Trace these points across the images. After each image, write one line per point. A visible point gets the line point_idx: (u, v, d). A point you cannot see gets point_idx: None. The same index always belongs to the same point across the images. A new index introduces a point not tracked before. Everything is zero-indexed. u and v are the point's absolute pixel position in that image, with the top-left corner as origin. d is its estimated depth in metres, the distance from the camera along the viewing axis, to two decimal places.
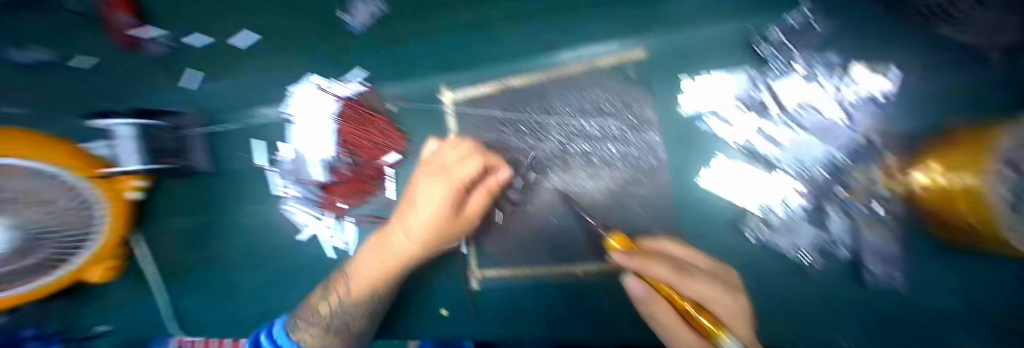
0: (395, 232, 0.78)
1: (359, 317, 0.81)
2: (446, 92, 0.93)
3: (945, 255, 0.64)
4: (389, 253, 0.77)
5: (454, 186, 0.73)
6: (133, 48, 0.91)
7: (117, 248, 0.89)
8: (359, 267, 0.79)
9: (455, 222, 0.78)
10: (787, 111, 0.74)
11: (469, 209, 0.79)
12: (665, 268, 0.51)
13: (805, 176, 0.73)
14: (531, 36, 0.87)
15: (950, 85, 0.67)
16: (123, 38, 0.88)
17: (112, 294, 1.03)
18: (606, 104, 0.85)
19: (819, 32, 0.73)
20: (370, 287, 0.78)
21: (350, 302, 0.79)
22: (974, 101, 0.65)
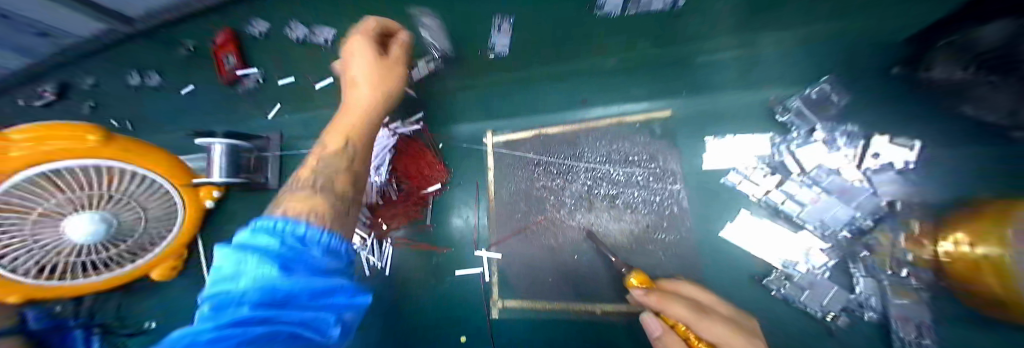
0: (351, 92, 0.85)
1: (344, 167, 0.74)
2: (489, 135, 1.04)
3: (978, 328, 0.64)
4: (355, 106, 0.83)
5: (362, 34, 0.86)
6: (231, 84, 1.16)
7: (183, 249, 1.05)
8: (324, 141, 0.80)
9: (388, 62, 0.86)
10: (807, 174, 0.77)
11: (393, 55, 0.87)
12: (686, 311, 0.59)
13: (829, 237, 0.75)
14: (568, 92, 1.00)
15: (970, 161, 0.72)
16: (227, 79, 1.14)
17: (168, 290, 1.14)
18: (632, 154, 0.93)
19: (836, 104, 0.79)
20: (343, 133, 0.79)
21: (328, 153, 0.76)
22: (993, 178, 0.69)
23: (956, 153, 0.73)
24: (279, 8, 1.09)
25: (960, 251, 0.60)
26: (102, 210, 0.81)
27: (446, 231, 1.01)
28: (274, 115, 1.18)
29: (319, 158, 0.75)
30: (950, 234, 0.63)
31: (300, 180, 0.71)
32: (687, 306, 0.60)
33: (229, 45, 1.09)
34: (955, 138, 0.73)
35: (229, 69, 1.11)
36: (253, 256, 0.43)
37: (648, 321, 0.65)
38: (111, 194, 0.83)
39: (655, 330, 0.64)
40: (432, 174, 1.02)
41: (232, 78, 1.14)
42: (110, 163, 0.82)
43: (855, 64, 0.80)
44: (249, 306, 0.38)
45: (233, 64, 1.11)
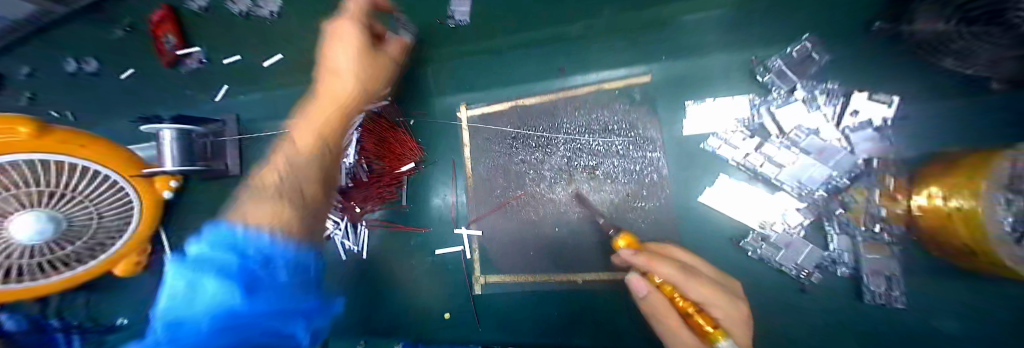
0: (329, 79, 0.79)
1: (318, 177, 0.75)
2: (462, 109, 0.99)
3: (943, 277, 0.66)
4: (331, 96, 0.78)
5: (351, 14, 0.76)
6: (172, 66, 1.07)
7: (143, 243, 0.98)
8: (298, 136, 0.77)
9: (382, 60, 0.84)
10: (786, 134, 0.76)
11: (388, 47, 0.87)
12: (673, 270, 0.59)
13: (806, 197, 0.75)
14: (543, 60, 0.94)
15: (936, 112, 0.72)
16: (167, 59, 1.05)
17: (139, 287, 1.10)
18: (612, 123, 0.90)
19: (818, 60, 0.76)
20: (313, 135, 0.76)
21: (297, 155, 0.74)
22: (951, 130, 0.71)
23: (930, 108, 0.73)
24: None
25: (933, 204, 0.57)
26: (52, 208, 0.73)
27: (423, 210, 0.99)
28: (219, 99, 1.10)
29: (277, 159, 0.75)
30: (925, 189, 0.60)
31: (260, 186, 0.69)
32: (674, 265, 0.60)
33: (167, 22, 1.00)
34: (930, 92, 0.72)
35: (167, 48, 1.03)
36: (210, 279, 0.44)
37: (636, 283, 0.63)
38: (68, 192, 0.76)
39: (643, 291, 0.63)
40: (406, 153, 0.99)
41: (173, 59, 1.05)
42: (67, 160, 0.76)
43: (839, 17, 0.76)
44: (206, 319, 0.41)
45: (172, 43, 1.03)
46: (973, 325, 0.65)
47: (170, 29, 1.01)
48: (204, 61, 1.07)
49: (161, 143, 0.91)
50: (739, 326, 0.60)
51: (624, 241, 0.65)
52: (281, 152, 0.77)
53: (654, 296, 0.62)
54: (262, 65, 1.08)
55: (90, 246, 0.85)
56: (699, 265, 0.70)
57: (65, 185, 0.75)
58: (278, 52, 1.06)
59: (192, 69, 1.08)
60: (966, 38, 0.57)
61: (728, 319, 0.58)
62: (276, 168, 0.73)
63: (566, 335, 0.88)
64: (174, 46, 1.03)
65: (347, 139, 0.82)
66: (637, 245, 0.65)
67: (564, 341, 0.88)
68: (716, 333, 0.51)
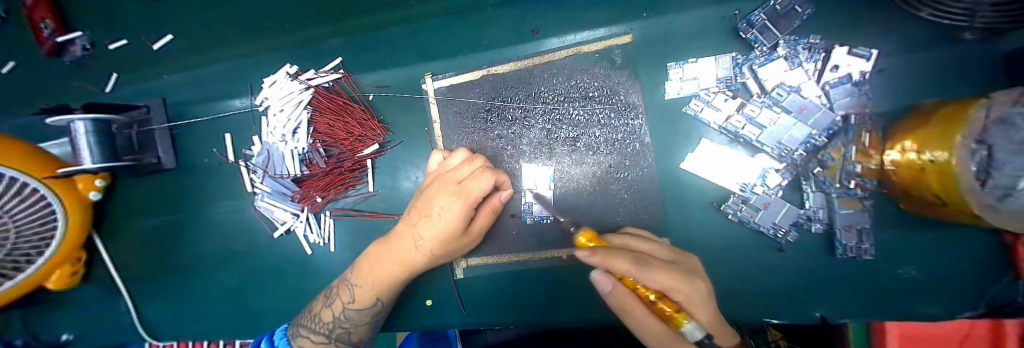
0: (405, 239, 0.74)
1: (366, 321, 0.78)
2: (429, 80, 0.92)
3: (911, 226, 0.69)
4: (389, 279, 0.75)
5: (471, 204, 0.69)
6: (52, 55, 0.86)
7: (73, 252, 0.87)
8: (366, 269, 0.76)
9: (464, 237, 0.76)
10: (768, 94, 0.73)
11: (478, 225, 0.77)
12: (630, 265, 0.49)
13: (785, 157, 0.74)
14: (515, 24, 0.85)
15: (922, 61, 0.71)
16: (46, 48, 0.82)
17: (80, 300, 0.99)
18: (592, 89, 0.84)
19: (800, 13, 0.71)
20: (382, 288, 0.76)
21: (382, 291, 0.76)
22: (932, 83, 0.71)
23: (911, 60, 0.72)
24: None
25: (908, 159, 0.56)
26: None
27: (393, 196, 0.95)
28: (110, 89, 0.98)
29: (352, 282, 0.77)
30: (898, 144, 0.59)
31: (320, 319, 0.76)
32: (628, 257, 0.50)
33: (42, 3, 0.76)
34: (916, 43, 0.71)
35: (43, 36, 0.79)
36: None
37: (600, 278, 0.53)
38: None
39: (608, 287, 0.53)
40: (365, 132, 0.92)
41: (53, 48, 0.83)
42: None
43: None
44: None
45: (51, 30, 0.79)
46: (935, 273, 0.69)
47: (47, 14, 0.77)
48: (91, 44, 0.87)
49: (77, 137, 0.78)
50: (701, 306, 0.52)
51: (585, 238, 0.58)
52: (353, 283, 0.77)
53: (620, 291, 0.53)
54: (152, 49, 0.89)
55: (13, 260, 0.73)
56: (657, 252, 0.64)
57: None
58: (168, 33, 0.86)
59: (79, 56, 0.88)
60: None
61: (695, 304, 0.51)
62: (335, 307, 0.76)
63: (552, 313, 0.87)
64: (53, 33, 0.80)
65: (406, 280, 0.78)
66: (599, 241, 0.57)
67: (549, 319, 0.87)
68: (678, 317, 0.49)
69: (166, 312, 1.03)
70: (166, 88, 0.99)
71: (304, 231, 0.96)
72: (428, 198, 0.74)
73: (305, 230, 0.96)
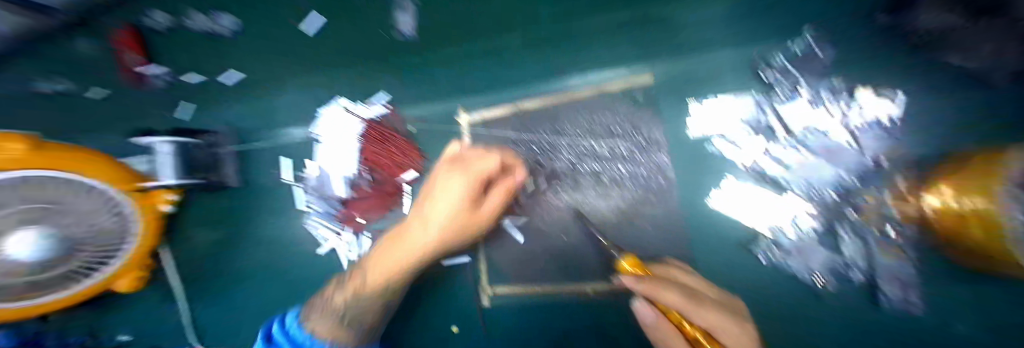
0: (415, 222, 0.81)
1: (375, 306, 0.84)
2: (463, 114, 0.99)
3: (975, 281, 0.63)
4: (396, 265, 0.81)
5: (476, 180, 0.75)
6: (140, 85, 1.14)
7: (145, 259, 1.00)
8: (379, 254, 0.84)
9: (474, 218, 0.79)
10: (794, 135, 0.76)
11: (486, 209, 0.80)
12: (680, 298, 0.52)
13: (815, 198, 0.73)
14: (543, 65, 0.95)
15: (971, 99, 0.67)
16: (129, 77, 1.12)
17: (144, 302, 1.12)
18: (615, 126, 0.89)
19: (823, 59, 0.76)
20: (391, 273, 0.81)
21: (392, 275, 0.82)
22: (996, 119, 0.64)
23: (962, 99, 0.67)
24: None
25: (947, 206, 0.57)
26: (48, 225, 0.78)
27: None
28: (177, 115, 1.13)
29: (365, 267, 0.86)
30: (935, 188, 0.61)
31: (332, 305, 0.84)
32: (680, 291, 0.54)
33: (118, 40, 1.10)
34: (962, 84, 0.67)
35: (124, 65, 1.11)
36: None
37: (642, 306, 0.59)
38: (54, 205, 0.79)
39: (649, 315, 0.58)
40: (406, 160, 1.00)
41: (131, 77, 1.13)
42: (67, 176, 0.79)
43: (842, 6, 0.75)
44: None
45: (132, 61, 1.10)
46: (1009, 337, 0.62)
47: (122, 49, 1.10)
48: (173, 80, 1.14)
49: (160, 157, 0.93)
50: None
51: (629, 264, 0.64)
52: (366, 267, 0.85)
53: (662, 323, 0.56)
54: (223, 83, 1.13)
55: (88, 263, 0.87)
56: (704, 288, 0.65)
57: (43, 199, 0.78)
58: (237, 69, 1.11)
59: (157, 86, 1.14)
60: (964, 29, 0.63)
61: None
62: (348, 290, 0.84)
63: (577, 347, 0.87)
64: (136, 63, 1.10)
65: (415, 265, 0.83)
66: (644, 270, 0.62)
67: None
68: None
69: (212, 321, 1.12)
70: (235, 113, 1.14)
71: (345, 250, 1.03)
72: (431, 187, 0.82)
73: (347, 249, 1.04)
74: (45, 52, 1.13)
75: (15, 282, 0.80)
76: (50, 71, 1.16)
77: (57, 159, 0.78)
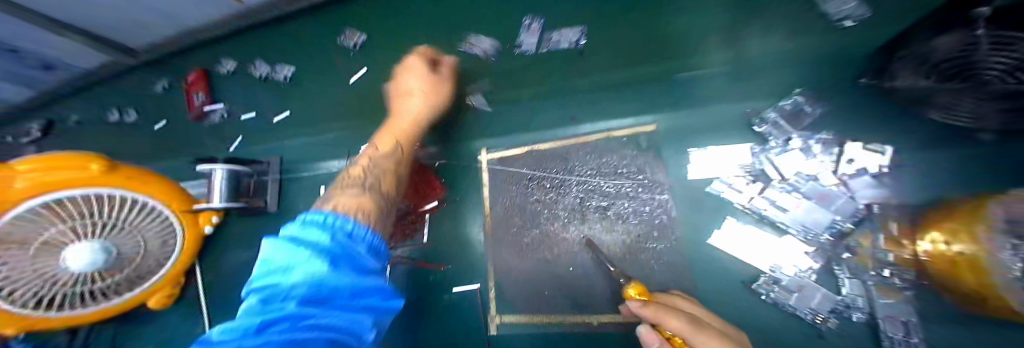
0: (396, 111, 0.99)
1: (391, 169, 0.86)
2: (484, 153, 1.10)
3: (979, 324, 0.65)
4: (403, 126, 0.95)
5: (420, 54, 1.05)
6: (202, 119, 1.39)
7: (179, 276, 1.10)
8: (377, 142, 0.93)
9: (441, 77, 1.02)
10: (788, 181, 0.80)
11: (444, 66, 1.05)
12: (682, 323, 0.56)
13: (814, 241, 0.77)
14: (557, 111, 1.07)
15: (942, 156, 0.77)
16: (197, 114, 1.38)
17: (176, 316, 1.19)
18: (621, 166, 0.97)
19: (809, 113, 0.85)
20: (398, 137, 0.93)
21: (397, 141, 0.92)
22: (961, 177, 0.75)
23: (929, 156, 0.78)
24: (296, 57, 1.31)
25: (938, 251, 0.60)
26: (106, 240, 0.84)
27: (443, 249, 1.06)
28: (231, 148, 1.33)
29: (366, 153, 0.91)
30: (926, 234, 0.64)
31: (353, 176, 0.82)
32: (682, 316, 0.58)
33: (195, 83, 1.38)
34: (931, 142, 0.77)
35: (195, 105, 1.37)
36: (307, 250, 0.48)
37: (646, 333, 0.61)
38: (112, 222, 0.85)
39: (653, 343, 0.60)
40: (427, 191, 1.07)
41: (200, 114, 1.38)
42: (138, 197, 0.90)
43: (824, 74, 0.87)
44: (297, 303, 0.45)
45: (202, 101, 1.36)
46: None
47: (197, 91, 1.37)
48: (225, 115, 1.38)
49: (212, 182, 1.03)
50: None
51: (635, 290, 0.67)
52: (367, 153, 0.91)
53: None
54: (272, 119, 1.33)
55: (134, 277, 0.96)
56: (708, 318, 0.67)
57: (104, 216, 0.84)
58: (286, 109, 1.32)
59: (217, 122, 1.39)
60: (942, 93, 0.65)
61: None
62: (357, 168, 0.86)
63: None
64: (204, 103, 1.36)
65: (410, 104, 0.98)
66: (648, 294, 0.66)
67: None
68: None
69: None
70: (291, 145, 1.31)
71: None
72: (403, 80, 1.03)
73: None
74: (173, 99, 1.46)
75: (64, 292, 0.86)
76: (162, 112, 1.48)
77: (127, 181, 0.89)
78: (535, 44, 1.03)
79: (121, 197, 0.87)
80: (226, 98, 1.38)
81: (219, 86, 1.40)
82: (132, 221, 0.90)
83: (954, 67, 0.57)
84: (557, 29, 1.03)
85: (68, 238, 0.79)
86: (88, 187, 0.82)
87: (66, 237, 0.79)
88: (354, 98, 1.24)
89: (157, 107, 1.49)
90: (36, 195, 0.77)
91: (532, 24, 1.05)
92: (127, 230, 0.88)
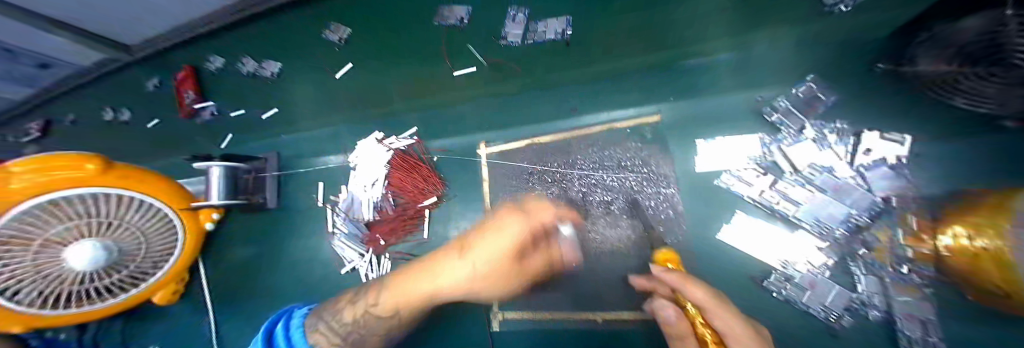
0: (450, 252, 0.82)
1: (377, 333, 0.87)
2: (483, 146, 1.08)
3: (1003, 320, 0.62)
4: (412, 295, 0.83)
5: (518, 239, 0.75)
6: (192, 116, 1.40)
7: (180, 273, 1.09)
8: (393, 285, 0.87)
9: (518, 270, 0.80)
10: (800, 173, 0.77)
11: (529, 262, 0.82)
12: (705, 295, 0.56)
13: (827, 236, 0.74)
14: (557, 103, 1.04)
15: (968, 145, 0.72)
16: (188, 112, 1.39)
17: (179, 313, 1.21)
18: (626, 160, 0.94)
19: (826, 101, 0.81)
20: (404, 300, 0.84)
21: (389, 310, 0.85)
22: (992, 166, 0.70)
23: (953, 144, 0.73)
24: (289, 52, 1.29)
25: (960, 244, 0.57)
26: (106, 238, 0.84)
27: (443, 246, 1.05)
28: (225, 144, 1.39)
29: (382, 289, 0.89)
30: (949, 228, 0.61)
31: (343, 321, 0.87)
32: (705, 288, 0.58)
33: (186, 80, 1.37)
34: (958, 129, 0.72)
35: (186, 103, 1.37)
36: None
37: (664, 303, 0.67)
38: (115, 221, 0.86)
39: (670, 314, 0.66)
40: (428, 187, 1.07)
41: (190, 111, 1.39)
42: (137, 195, 0.88)
43: (839, 59, 0.82)
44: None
45: (192, 99, 1.36)
46: None
47: (187, 88, 1.37)
48: (216, 113, 1.39)
49: (211, 179, 1.02)
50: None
51: (664, 256, 0.72)
52: (381, 289, 0.89)
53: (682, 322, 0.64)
54: (261, 117, 1.35)
55: (134, 274, 0.96)
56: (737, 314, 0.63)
57: (106, 216, 0.84)
58: (276, 107, 1.32)
59: (208, 119, 1.41)
60: (971, 78, 0.59)
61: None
62: (361, 305, 0.88)
63: None
64: (194, 101, 1.36)
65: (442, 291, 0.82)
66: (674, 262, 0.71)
67: None
68: None
69: (230, 335, 1.17)
70: (290, 142, 1.32)
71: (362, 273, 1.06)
72: (472, 239, 0.81)
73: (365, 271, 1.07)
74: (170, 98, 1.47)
75: (70, 289, 0.87)
76: (163, 111, 1.50)
77: (122, 180, 0.86)
78: (520, 34, 1.00)
79: (118, 196, 0.86)
80: (222, 96, 1.38)
81: (212, 84, 1.39)
82: (132, 220, 0.89)
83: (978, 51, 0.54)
84: (543, 19, 1.00)
85: (69, 239, 0.80)
86: (82, 188, 0.80)
87: (69, 237, 0.80)
88: (347, 94, 1.22)
89: (158, 106, 1.51)
90: (31, 197, 0.74)
91: (517, 15, 1.02)
92: (123, 227, 0.88)
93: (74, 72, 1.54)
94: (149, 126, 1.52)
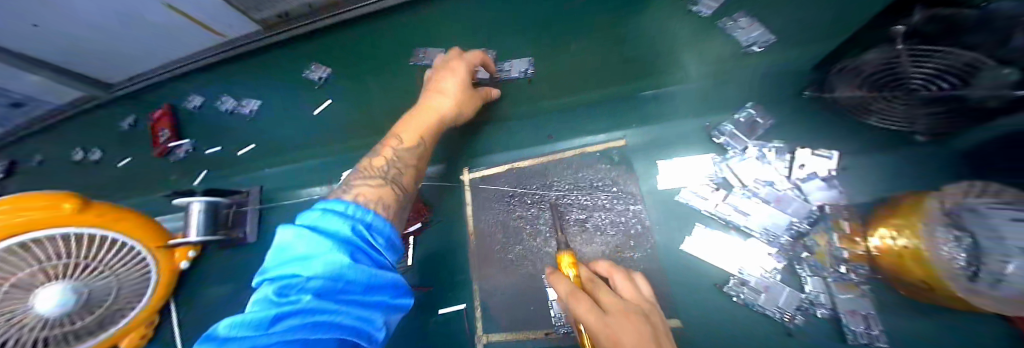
0: (417, 109, 0.92)
1: (412, 165, 0.82)
2: (465, 172, 1.14)
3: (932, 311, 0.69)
4: (423, 128, 0.86)
5: (461, 74, 0.93)
6: (166, 155, 1.40)
7: (147, 317, 1.05)
8: (400, 130, 0.87)
9: (471, 95, 0.98)
10: (747, 187, 0.87)
11: (475, 92, 1.00)
12: (564, 286, 0.62)
13: (774, 242, 0.82)
14: (535, 131, 1.13)
15: (883, 158, 0.84)
16: (162, 151, 1.38)
17: None
18: (597, 180, 1.02)
19: (765, 123, 0.92)
20: (420, 134, 0.86)
21: (407, 147, 0.83)
22: (904, 175, 0.81)
23: (871, 158, 0.84)
24: (276, 89, 1.36)
25: (886, 244, 0.66)
26: (76, 280, 0.82)
27: (427, 272, 1.06)
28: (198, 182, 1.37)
29: (397, 134, 0.86)
30: (877, 231, 0.70)
31: (371, 167, 0.77)
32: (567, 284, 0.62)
33: (161, 120, 1.40)
34: (871, 146, 0.84)
35: (160, 141, 1.38)
36: (329, 240, 0.48)
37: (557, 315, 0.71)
38: (86, 262, 0.84)
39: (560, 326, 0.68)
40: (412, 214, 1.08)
41: (164, 150, 1.39)
42: (114, 235, 0.88)
43: (769, 90, 0.95)
44: (313, 296, 0.42)
45: (167, 137, 1.38)
46: None
47: (162, 127, 1.39)
48: (192, 149, 1.41)
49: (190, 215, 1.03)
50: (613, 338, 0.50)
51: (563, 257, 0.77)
52: (392, 138, 0.85)
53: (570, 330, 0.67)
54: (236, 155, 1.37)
55: (101, 319, 0.91)
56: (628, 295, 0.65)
57: (79, 256, 0.82)
58: (252, 142, 1.35)
59: (182, 157, 1.41)
60: (880, 100, 0.74)
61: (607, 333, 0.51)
62: (383, 154, 0.80)
63: None
64: (169, 139, 1.37)
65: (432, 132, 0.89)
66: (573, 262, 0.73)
67: None
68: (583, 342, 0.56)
69: None
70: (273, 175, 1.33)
71: None
72: (440, 78, 0.94)
73: None
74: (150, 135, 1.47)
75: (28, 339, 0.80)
76: (140, 149, 1.49)
77: (101, 218, 0.86)
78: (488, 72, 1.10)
79: (96, 236, 0.85)
80: (205, 131, 1.40)
81: (190, 122, 1.41)
82: (106, 261, 0.87)
83: (886, 73, 0.68)
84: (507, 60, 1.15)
85: (39, 280, 0.78)
86: (64, 227, 0.79)
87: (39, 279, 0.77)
88: (331, 126, 1.27)
89: (136, 144, 1.50)
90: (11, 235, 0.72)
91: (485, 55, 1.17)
92: (96, 269, 0.86)
93: (50, 110, 1.53)
94: (121, 164, 1.50)
